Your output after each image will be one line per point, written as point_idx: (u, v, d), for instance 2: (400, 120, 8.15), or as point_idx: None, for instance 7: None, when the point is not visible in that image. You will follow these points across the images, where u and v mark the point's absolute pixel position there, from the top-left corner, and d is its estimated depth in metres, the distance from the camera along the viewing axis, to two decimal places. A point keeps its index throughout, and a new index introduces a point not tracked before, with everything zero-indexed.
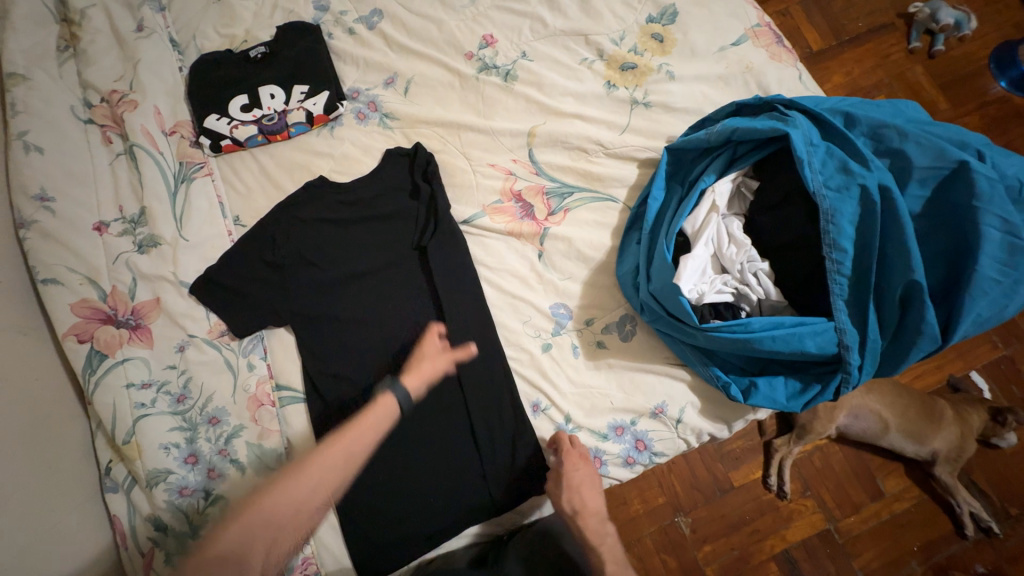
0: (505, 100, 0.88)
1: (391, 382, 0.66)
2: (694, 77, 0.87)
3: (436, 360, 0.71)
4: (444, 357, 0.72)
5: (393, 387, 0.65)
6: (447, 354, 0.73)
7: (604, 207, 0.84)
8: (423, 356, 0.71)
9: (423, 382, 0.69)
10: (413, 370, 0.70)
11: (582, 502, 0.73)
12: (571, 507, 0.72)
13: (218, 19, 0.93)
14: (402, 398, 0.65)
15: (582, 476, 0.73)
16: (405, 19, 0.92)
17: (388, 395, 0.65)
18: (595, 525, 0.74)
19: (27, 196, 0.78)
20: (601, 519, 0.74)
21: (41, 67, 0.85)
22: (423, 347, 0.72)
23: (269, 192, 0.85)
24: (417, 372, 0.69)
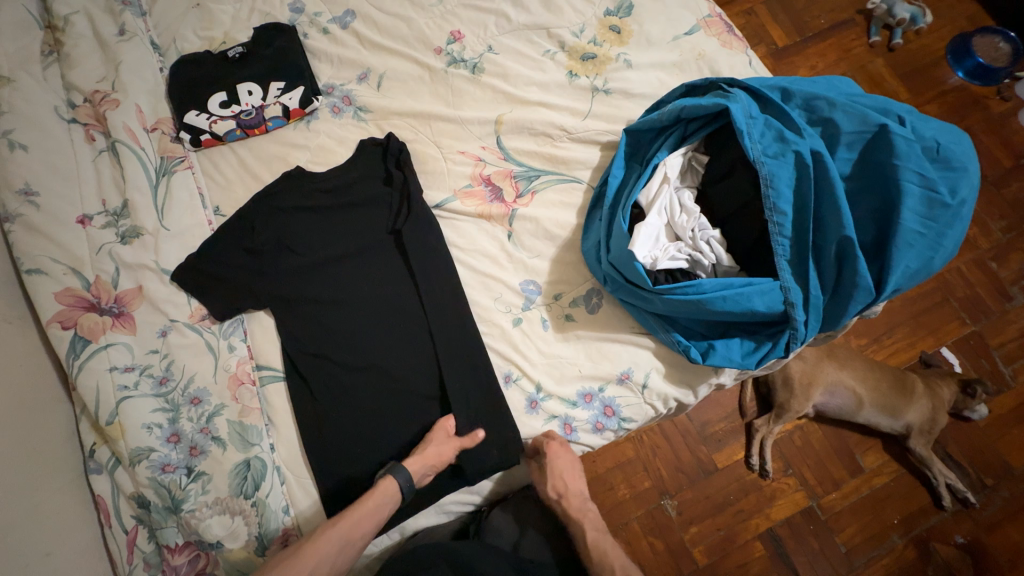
0: (473, 92, 0.93)
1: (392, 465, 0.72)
2: (651, 64, 0.92)
3: (443, 446, 0.74)
4: (452, 442, 0.75)
5: (395, 471, 0.71)
6: (456, 440, 0.75)
7: (569, 188, 0.89)
8: (431, 442, 0.74)
9: (426, 467, 0.72)
10: (416, 454, 0.73)
11: (566, 487, 0.78)
12: (556, 492, 0.79)
13: (197, 22, 0.97)
14: (402, 482, 0.71)
15: (563, 462, 0.77)
16: (377, 19, 0.97)
17: (391, 480, 0.71)
18: (578, 504, 0.81)
19: (12, 191, 0.81)
20: (584, 499, 0.81)
21: (26, 70, 0.89)
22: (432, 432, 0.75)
23: (247, 183, 0.88)
24: (422, 456, 0.72)
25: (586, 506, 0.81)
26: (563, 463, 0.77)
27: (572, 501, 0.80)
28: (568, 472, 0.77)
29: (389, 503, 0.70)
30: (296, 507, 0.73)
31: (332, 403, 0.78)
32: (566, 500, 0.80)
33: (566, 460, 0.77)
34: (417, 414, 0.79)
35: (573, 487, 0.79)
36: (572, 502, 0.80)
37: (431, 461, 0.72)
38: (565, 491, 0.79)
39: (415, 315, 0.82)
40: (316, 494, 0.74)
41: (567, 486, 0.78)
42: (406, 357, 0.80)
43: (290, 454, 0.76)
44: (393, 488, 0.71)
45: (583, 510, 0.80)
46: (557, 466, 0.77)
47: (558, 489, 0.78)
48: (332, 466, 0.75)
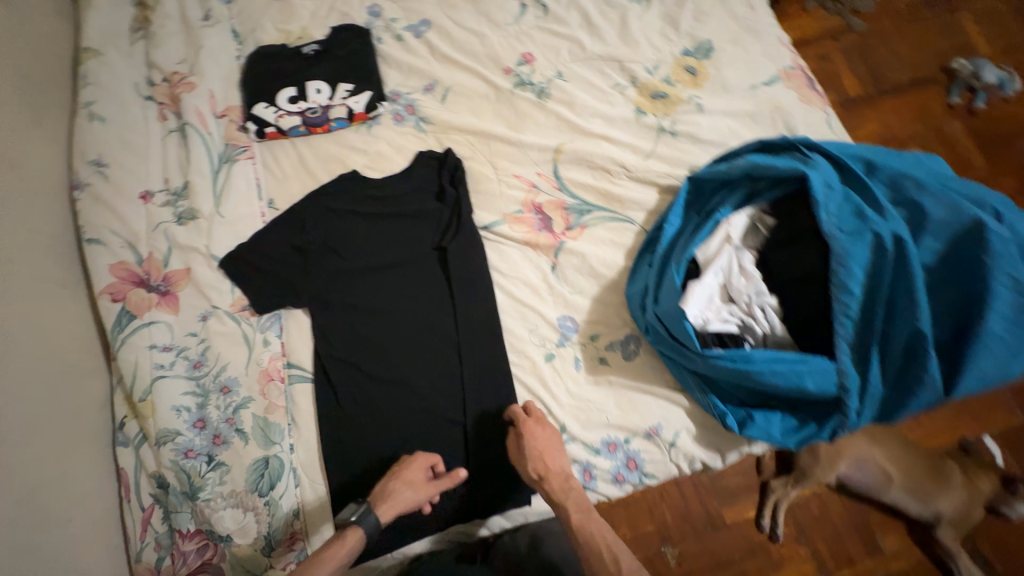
0: (537, 116, 0.92)
1: (361, 512, 0.67)
2: (723, 111, 0.89)
3: (418, 491, 0.70)
4: (429, 488, 0.70)
5: (361, 520, 0.66)
6: (432, 484, 0.71)
7: (620, 227, 0.87)
8: (409, 486, 0.70)
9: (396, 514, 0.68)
10: (389, 499, 0.69)
11: (546, 467, 0.71)
12: (536, 472, 0.70)
13: (277, 15, 0.99)
14: (369, 528, 0.67)
15: (543, 443, 0.72)
16: (451, 32, 0.97)
17: (357, 529, 0.66)
18: (559, 485, 0.70)
19: (85, 161, 0.84)
20: (567, 477, 0.71)
21: (114, 45, 0.92)
22: (406, 472, 0.71)
23: (304, 180, 0.89)
24: (391, 503, 0.68)
25: (572, 484, 0.71)
26: (543, 440, 0.72)
27: (553, 482, 0.70)
28: (546, 446, 0.72)
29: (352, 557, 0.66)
30: (307, 512, 0.73)
31: (355, 413, 0.78)
32: (548, 482, 0.70)
33: (546, 436, 0.73)
34: (437, 436, 0.78)
35: (554, 466, 0.71)
36: (554, 483, 0.70)
37: (404, 506, 0.69)
38: (545, 472, 0.70)
39: (449, 335, 0.81)
40: (327, 501, 0.74)
41: (547, 463, 0.71)
42: (434, 377, 0.80)
43: (308, 456, 0.76)
44: (359, 540, 0.66)
45: (567, 489, 0.70)
46: (535, 443, 0.72)
47: (538, 468, 0.70)
48: (346, 476, 0.75)
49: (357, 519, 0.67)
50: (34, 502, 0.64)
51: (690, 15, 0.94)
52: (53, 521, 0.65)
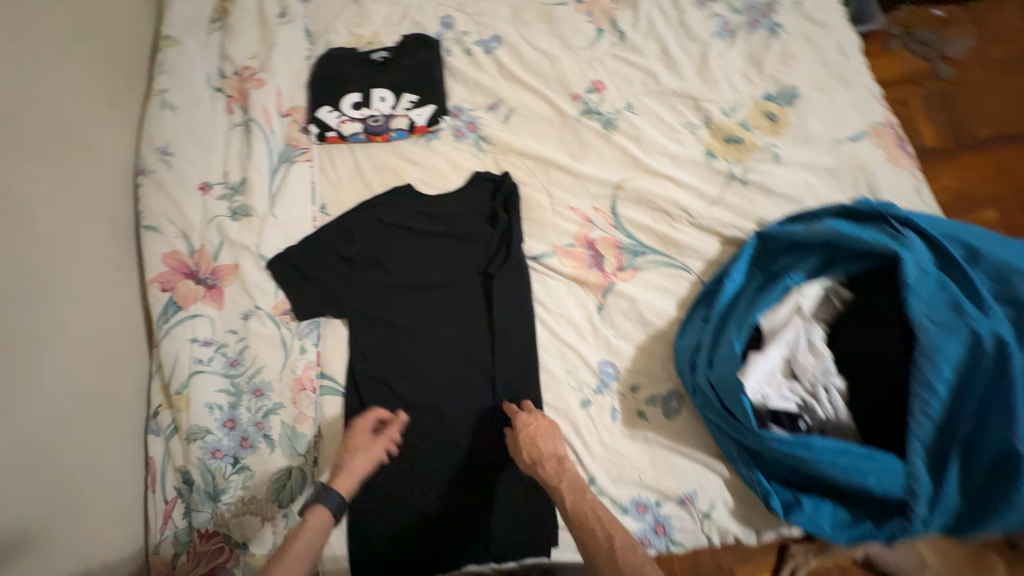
0: (601, 147, 0.88)
1: (319, 491, 0.65)
2: (801, 164, 0.83)
3: (369, 451, 0.70)
4: (377, 444, 0.71)
5: (323, 496, 0.65)
6: (381, 438, 0.72)
7: (675, 274, 0.82)
8: (355, 449, 0.70)
9: (355, 479, 0.68)
10: (343, 470, 0.68)
11: (538, 450, 0.69)
12: (528, 456, 0.69)
13: (351, 18, 1.00)
14: (331, 504, 0.64)
15: (536, 429, 0.71)
16: (522, 51, 0.95)
17: (318, 507, 0.64)
18: (553, 467, 0.68)
19: (152, 147, 0.86)
20: (562, 461, 0.68)
21: (192, 34, 0.94)
22: (354, 440, 0.71)
23: (358, 188, 0.88)
24: (348, 471, 0.68)
25: (567, 467, 0.68)
26: (539, 427, 0.71)
27: (547, 466, 0.68)
28: (537, 433, 0.70)
29: (323, 533, 0.63)
30: None
31: (380, 434, 0.76)
32: (541, 466, 0.68)
33: (542, 426, 0.71)
34: (461, 470, 0.75)
35: (548, 450, 0.69)
36: (547, 468, 0.67)
37: (360, 471, 0.68)
38: (539, 457, 0.68)
39: (484, 366, 0.79)
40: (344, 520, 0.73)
41: (539, 447, 0.69)
42: (464, 408, 0.77)
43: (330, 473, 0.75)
44: (324, 513, 0.64)
45: (561, 472, 0.67)
46: (530, 431, 0.71)
47: (530, 452, 0.69)
48: (367, 498, 0.74)
49: (316, 499, 0.65)
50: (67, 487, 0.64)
51: (776, 57, 0.89)
52: (83, 507, 0.66)
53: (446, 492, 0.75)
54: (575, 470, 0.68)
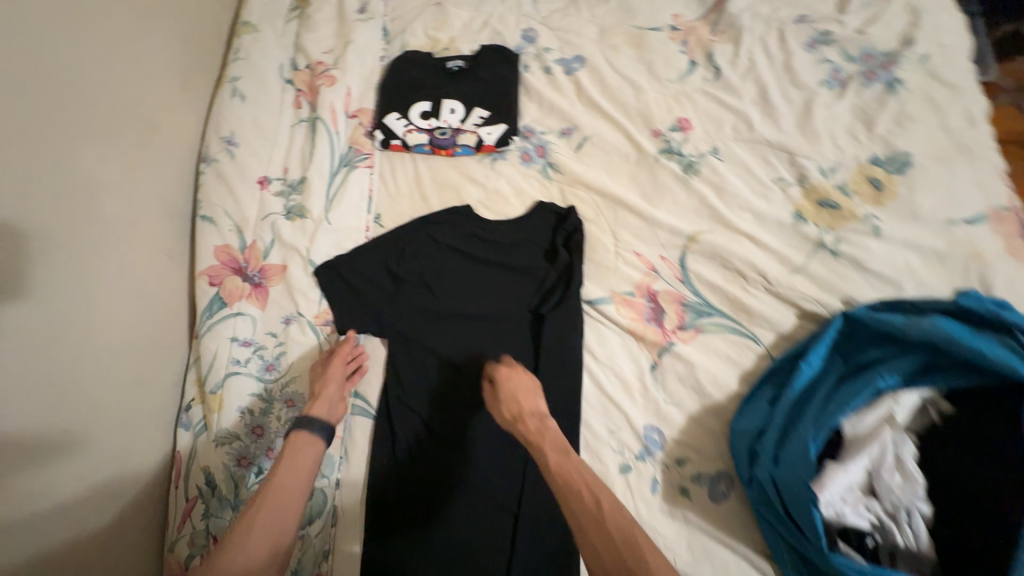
0: (678, 193, 0.82)
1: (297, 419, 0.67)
2: (905, 241, 0.74)
3: (333, 378, 0.72)
4: (338, 369, 0.73)
5: (301, 424, 0.67)
6: (342, 364, 0.74)
7: (741, 343, 0.75)
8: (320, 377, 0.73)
9: (326, 404, 0.69)
10: (314, 399, 0.70)
11: (518, 405, 0.66)
12: (508, 413, 0.66)
13: (430, 21, 0.96)
14: (312, 432, 0.66)
15: (517, 386, 0.68)
16: (605, 76, 0.89)
17: (297, 433, 0.66)
18: (535, 424, 0.64)
19: (218, 135, 0.84)
20: (544, 418, 0.64)
21: (271, 23, 0.93)
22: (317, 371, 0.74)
23: (415, 203, 0.85)
24: (318, 398, 0.70)
25: (548, 425, 0.63)
26: (520, 385, 0.69)
27: (529, 422, 0.64)
28: (520, 392, 0.68)
29: (307, 455, 0.64)
30: (336, 554, 0.69)
31: (406, 465, 0.73)
32: (522, 422, 0.64)
33: (523, 384, 0.69)
34: (484, 522, 0.70)
35: (529, 406, 0.66)
36: (528, 424, 0.64)
37: (328, 396, 0.70)
38: (521, 414, 0.65)
39: None
40: (358, 551, 0.70)
41: (520, 403, 0.66)
42: (494, 454, 0.73)
43: (350, 497, 0.72)
44: (302, 436, 0.66)
45: (543, 430, 0.62)
46: (511, 390, 0.68)
47: (510, 408, 0.66)
48: (384, 532, 0.70)
49: (298, 427, 0.67)
50: (96, 481, 0.64)
51: (891, 116, 0.79)
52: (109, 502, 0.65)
53: (464, 543, 0.69)
54: (558, 427, 0.63)
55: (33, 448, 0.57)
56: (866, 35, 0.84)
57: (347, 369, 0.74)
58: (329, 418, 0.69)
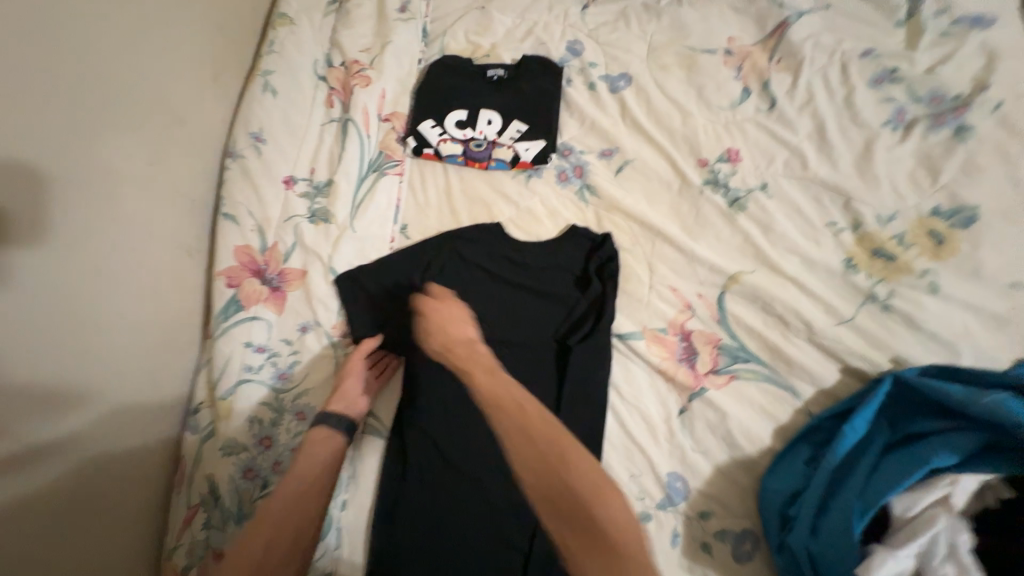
0: (721, 228, 0.78)
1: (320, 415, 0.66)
2: (966, 302, 0.68)
3: (355, 374, 0.71)
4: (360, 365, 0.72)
5: (322, 420, 0.66)
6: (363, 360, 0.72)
7: (778, 394, 0.70)
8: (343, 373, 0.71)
9: (345, 400, 0.69)
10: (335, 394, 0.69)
11: (448, 334, 0.61)
12: (438, 344, 0.61)
13: (473, 26, 0.93)
14: (332, 428, 0.65)
15: (443, 314, 0.64)
16: (652, 97, 0.85)
17: (317, 428, 0.65)
18: (467, 351, 0.59)
19: (246, 130, 0.81)
20: (476, 344, 0.60)
21: (308, 16, 0.90)
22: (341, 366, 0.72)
23: (444, 216, 0.82)
24: (338, 393, 0.69)
25: (479, 349, 0.59)
26: (448, 312, 0.64)
27: (459, 351, 0.59)
28: (450, 320, 0.63)
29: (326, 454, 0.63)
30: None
31: (416, 495, 0.69)
32: (451, 351, 0.60)
33: (451, 313, 0.64)
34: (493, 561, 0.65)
35: (458, 334, 0.61)
36: (459, 353, 0.59)
37: (349, 391, 0.69)
38: (450, 343, 0.60)
39: None
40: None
41: (448, 330, 0.62)
42: (512, 492, 0.68)
43: (356, 520, 0.68)
44: (323, 431, 0.65)
45: (474, 356, 0.58)
46: (439, 318, 0.64)
47: (438, 337, 0.61)
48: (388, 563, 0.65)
49: (320, 421, 0.66)
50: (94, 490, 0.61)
51: (958, 164, 0.74)
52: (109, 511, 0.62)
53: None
54: (486, 344, 0.60)
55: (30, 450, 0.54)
56: (936, 75, 0.78)
57: (370, 374, 0.73)
58: (350, 414, 0.68)
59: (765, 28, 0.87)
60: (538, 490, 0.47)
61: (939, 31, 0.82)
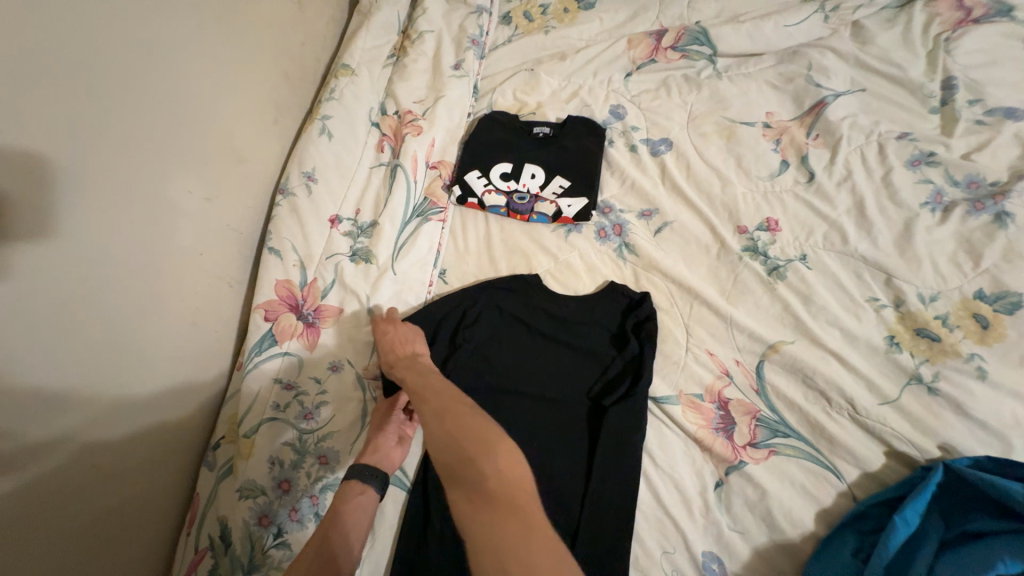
0: (759, 295, 0.78)
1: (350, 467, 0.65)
2: (1017, 391, 0.66)
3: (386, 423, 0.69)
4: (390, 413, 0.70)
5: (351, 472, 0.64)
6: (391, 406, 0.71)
7: (820, 474, 0.67)
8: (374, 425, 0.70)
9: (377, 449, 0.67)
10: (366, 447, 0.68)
11: (395, 358, 0.68)
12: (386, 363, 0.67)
13: (521, 86, 0.99)
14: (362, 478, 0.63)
15: (393, 337, 0.70)
16: (692, 162, 0.88)
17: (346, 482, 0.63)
18: (408, 365, 0.66)
19: (299, 168, 0.84)
20: (417, 355, 0.68)
21: (368, 68, 0.96)
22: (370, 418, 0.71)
23: (482, 264, 0.84)
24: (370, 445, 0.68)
25: (418, 358, 0.67)
26: (398, 336, 0.70)
27: (401, 363, 0.67)
28: (401, 340, 0.70)
29: (355, 507, 0.62)
30: None
31: (436, 557, 0.64)
32: (394, 368, 0.66)
33: (400, 334, 0.71)
34: None
35: (404, 351, 0.69)
36: (399, 368, 0.66)
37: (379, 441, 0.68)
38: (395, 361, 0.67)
39: (570, 512, 0.67)
40: None
41: (395, 351, 0.68)
42: None
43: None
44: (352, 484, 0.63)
45: (413, 365, 0.66)
46: (392, 340, 0.70)
47: (386, 359, 0.68)
48: None
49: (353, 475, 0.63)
50: (100, 538, 0.57)
51: (1002, 249, 0.73)
52: (112, 561, 0.58)
53: None
54: (428, 361, 0.67)
55: (47, 493, 0.51)
56: (974, 161, 0.80)
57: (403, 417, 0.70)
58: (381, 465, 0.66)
59: (801, 105, 0.91)
60: (441, 451, 0.51)
61: (973, 119, 0.84)
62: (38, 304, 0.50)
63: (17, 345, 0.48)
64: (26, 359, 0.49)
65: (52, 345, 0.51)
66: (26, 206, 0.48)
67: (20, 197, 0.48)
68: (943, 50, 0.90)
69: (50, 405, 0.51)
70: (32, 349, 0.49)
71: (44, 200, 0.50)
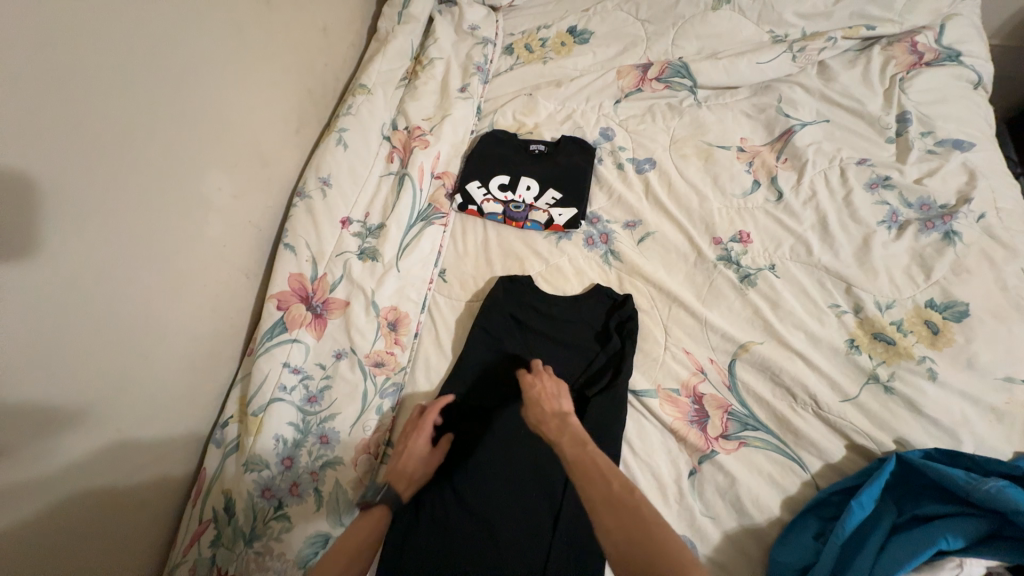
0: (732, 299, 0.85)
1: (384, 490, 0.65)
2: (963, 391, 0.72)
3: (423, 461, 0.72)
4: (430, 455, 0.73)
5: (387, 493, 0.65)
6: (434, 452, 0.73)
7: (784, 464, 0.73)
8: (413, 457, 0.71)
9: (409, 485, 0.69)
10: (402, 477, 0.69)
11: (540, 415, 0.70)
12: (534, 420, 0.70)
13: (520, 108, 1.10)
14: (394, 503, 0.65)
15: (539, 392, 0.73)
16: (673, 180, 0.97)
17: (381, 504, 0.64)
18: (557, 424, 0.67)
19: (316, 174, 0.92)
20: (564, 416, 0.68)
21: (383, 87, 1.06)
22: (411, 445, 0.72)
23: (480, 266, 0.92)
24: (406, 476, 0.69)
25: (568, 420, 0.67)
26: (546, 389, 0.74)
27: (550, 423, 0.68)
28: (551, 398, 0.72)
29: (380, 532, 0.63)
30: None
31: (425, 529, 0.70)
32: (543, 424, 0.68)
33: (550, 390, 0.74)
34: None
35: (551, 409, 0.70)
36: (549, 424, 0.68)
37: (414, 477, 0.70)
38: (542, 419, 0.69)
39: (552, 496, 0.71)
40: None
41: (543, 406, 0.71)
42: (522, 536, 0.69)
43: None
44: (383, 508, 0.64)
45: (563, 427, 0.66)
46: (542, 394, 0.73)
47: (533, 413, 0.70)
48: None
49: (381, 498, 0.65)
50: (104, 504, 0.61)
51: (949, 265, 0.81)
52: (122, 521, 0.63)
53: None
54: (577, 421, 0.67)
55: (56, 454, 0.55)
56: (925, 186, 0.89)
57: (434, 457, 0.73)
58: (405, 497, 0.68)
59: (772, 132, 1.01)
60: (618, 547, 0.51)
61: (924, 149, 0.94)
62: (77, 276, 0.56)
63: (54, 312, 0.53)
64: (56, 327, 0.54)
65: (79, 316, 0.57)
66: (76, 187, 0.55)
67: (69, 179, 0.54)
68: (898, 87, 1.01)
69: (72, 370, 0.56)
70: (60, 318, 0.54)
71: (90, 187, 0.57)
